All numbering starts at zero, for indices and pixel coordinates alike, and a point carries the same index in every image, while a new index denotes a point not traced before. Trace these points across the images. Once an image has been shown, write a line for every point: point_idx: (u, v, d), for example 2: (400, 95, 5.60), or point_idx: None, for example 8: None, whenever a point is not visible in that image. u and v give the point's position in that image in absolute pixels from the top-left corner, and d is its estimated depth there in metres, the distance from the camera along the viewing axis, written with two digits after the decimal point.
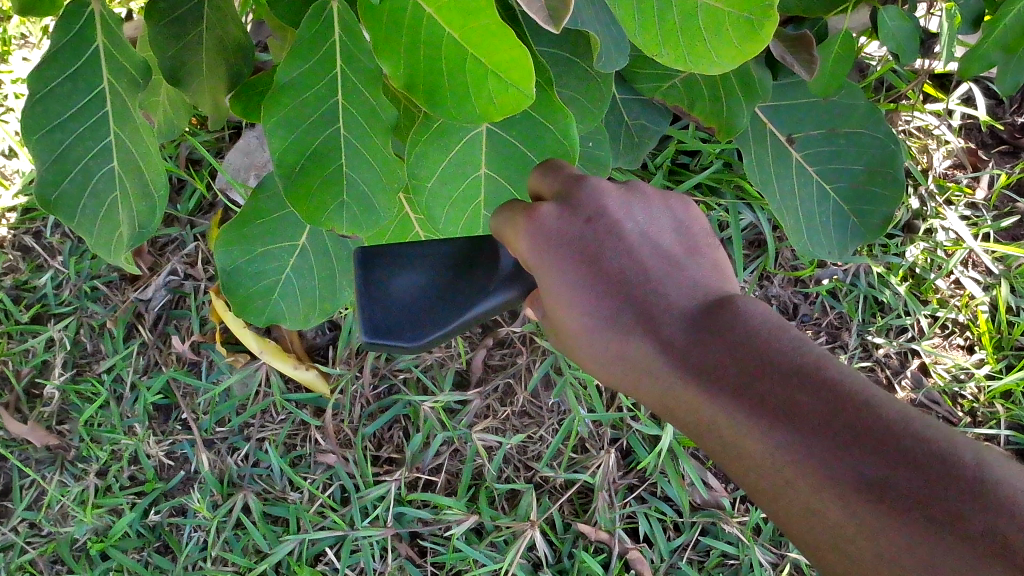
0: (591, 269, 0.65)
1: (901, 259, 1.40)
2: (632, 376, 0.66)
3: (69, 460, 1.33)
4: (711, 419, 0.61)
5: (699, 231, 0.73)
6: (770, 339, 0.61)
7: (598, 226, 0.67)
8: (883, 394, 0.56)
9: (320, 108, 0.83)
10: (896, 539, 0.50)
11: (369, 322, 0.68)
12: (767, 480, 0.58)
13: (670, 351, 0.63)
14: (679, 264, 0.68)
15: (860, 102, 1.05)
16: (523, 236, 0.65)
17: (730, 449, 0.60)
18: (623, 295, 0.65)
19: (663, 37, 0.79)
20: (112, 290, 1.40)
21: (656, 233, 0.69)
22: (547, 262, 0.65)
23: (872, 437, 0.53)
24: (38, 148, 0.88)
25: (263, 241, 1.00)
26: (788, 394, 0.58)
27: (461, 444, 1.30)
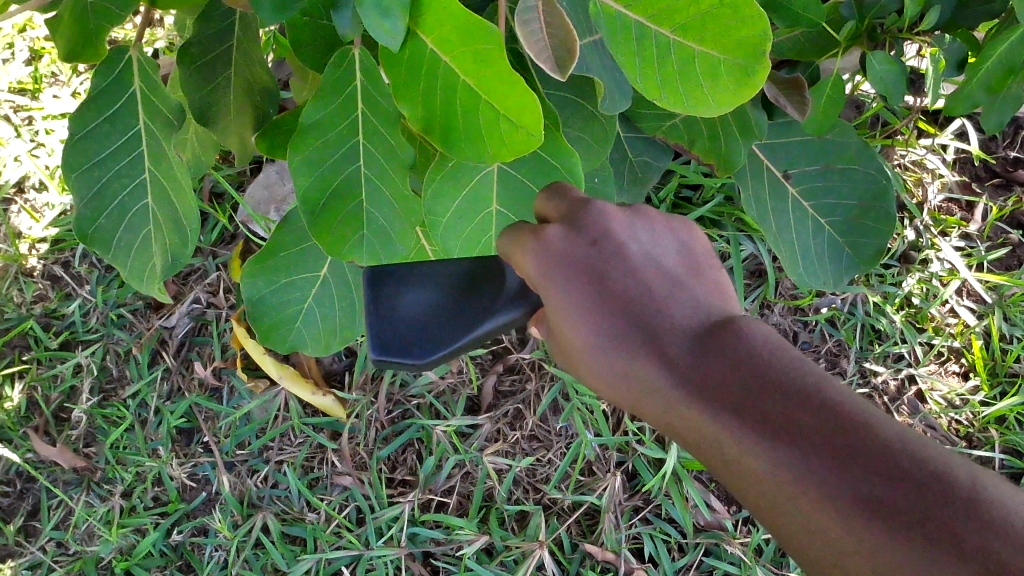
0: (592, 287, 0.66)
1: (898, 288, 1.44)
2: (632, 395, 0.66)
3: (95, 482, 1.38)
4: (710, 438, 0.61)
5: (703, 255, 0.73)
6: (772, 357, 0.61)
7: (601, 244, 0.68)
8: (882, 411, 0.57)
9: (342, 148, 0.89)
10: (901, 558, 0.51)
11: (377, 340, 0.67)
12: (767, 496, 0.59)
13: (672, 369, 0.64)
14: (680, 283, 0.69)
15: (852, 140, 1.10)
16: (533, 258, 0.67)
17: (730, 467, 0.61)
18: (625, 313, 0.66)
19: (663, 81, 0.85)
20: (137, 318, 1.46)
21: (657, 252, 0.70)
22: (550, 278, 0.66)
23: (873, 454, 0.54)
24: (76, 186, 0.93)
25: (287, 272, 1.06)
26: (788, 409, 0.58)
27: (472, 467, 1.35)
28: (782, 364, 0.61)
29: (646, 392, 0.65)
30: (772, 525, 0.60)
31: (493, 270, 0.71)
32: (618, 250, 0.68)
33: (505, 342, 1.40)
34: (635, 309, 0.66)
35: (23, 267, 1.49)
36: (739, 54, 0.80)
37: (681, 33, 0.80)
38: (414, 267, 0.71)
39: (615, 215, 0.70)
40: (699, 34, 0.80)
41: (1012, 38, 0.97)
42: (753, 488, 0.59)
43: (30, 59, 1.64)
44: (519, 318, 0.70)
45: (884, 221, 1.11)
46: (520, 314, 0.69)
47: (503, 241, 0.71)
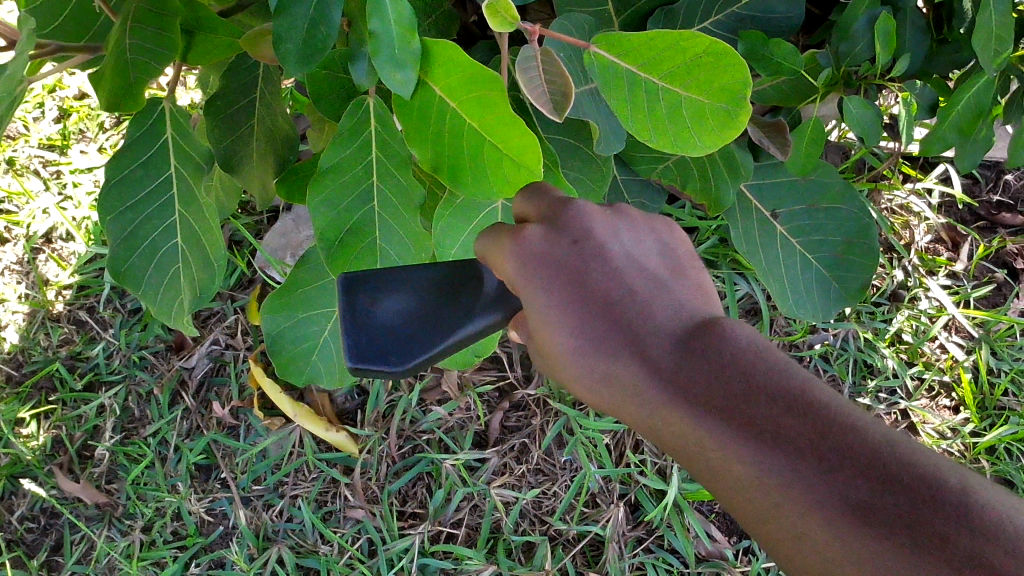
0: (578, 296, 0.72)
1: (887, 324, 1.51)
2: (619, 400, 0.71)
3: (116, 517, 1.43)
4: (697, 442, 0.66)
5: (683, 253, 0.81)
6: (755, 361, 0.66)
7: (583, 248, 0.75)
8: (864, 415, 0.61)
9: (358, 188, 0.96)
10: (888, 563, 0.55)
11: (353, 347, 0.73)
12: (753, 500, 0.63)
13: (657, 374, 0.69)
14: (663, 286, 0.75)
15: (834, 181, 1.18)
16: (511, 258, 0.74)
17: (713, 468, 0.65)
18: (613, 322, 0.72)
19: (652, 125, 0.92)
20: (159, 360, 1.52)
21: (638, 254, 0.77)
22: (532, 281, 0.73)
23: (858, 460, 0.58)
24: (112, 227, 1.00)
25: (304, 308, 1.12)
26: (772, 417, 0.63)
27: (480, 499, 1.40)
28: (766, 371, 0.65)
29: (636, 402, 0.70)
30: (756, 527, 0.64)
31: (470, 275, 0.77)
32: (601, 254, 0.75)
33: (509, 379, 1.47)
34: (621, 316, 0.72)
35: (50, 312, 1.56)
36: (721, 100, 0.87)
37: (669, 79, 0.88)
38: (388, 272, 0.76)
39: (598, 219, 0.77)
40: (685, 80, 0.88)
41: (979, 83, 1.04)
42: (737, 490, 0.64)
43: (59, 117, 1.74)
44: (498, 321, 0.76)
45: (868, 256, 1.18)
46: (501, 318, 0.76)
47: (483, 241, 0.78)
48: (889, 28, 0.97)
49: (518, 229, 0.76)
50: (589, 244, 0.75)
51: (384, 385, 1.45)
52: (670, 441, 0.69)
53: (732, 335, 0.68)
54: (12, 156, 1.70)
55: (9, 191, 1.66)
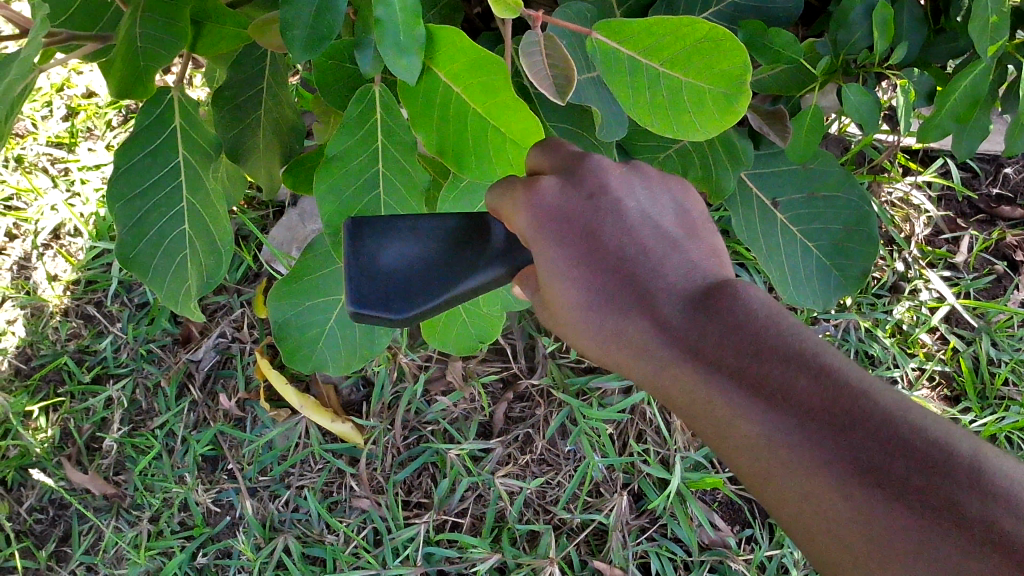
0: (592, 254, 0.74)
1: (888, 315, 1.52)
2: (628, 355, 0.74)
3: (124, 507, 1.45)
4: (707, 398, 0.69)
5: (698, 215, 0.82)
6: (768, 324, 0.68)
7: (598, 203, 0.76)
8: (876, 380, 0.63)
9: (363, 176, 0.98)
10: (895, 525, 0.57)
11: (356, 292, 0.74)
12: (760, 457, 0.65)
13: (669, 334, 0.71)
14: (678, 246, 0.77)
15: (834, 169, 1.19)
16: (524, 212, 0.75)
17: (721, 423, 0.68)
18: (625, 282, 0.74)
19: (654, 110, 0.94)
20: (166, 353, 1.54)
21: (655, 212, 0.78)
22: (543, 237, 0.74)
23: (869, 423, 0.60)
24: (120, 215, 1.02)
25: (310, 295, 1.14)
26: (784, 377, 0.65)
27: (485, 489, 1.41)
28: (781, 334, 0.67)
29: (648, 361, 0.72)
30: (760, 483, 0.67)
31: (477, 228, 0.79)
32: (616, 210, 0.76)
33: (513, 370, 1.48)
34: (635, 276, 0.74)
35: (59, 307, 1.57)
36: (722, 84, 0.88)
37: (670, 65, 0.89)
38: (396, 220, 0.77)
39: (613, 174, 0.78)
40: (685, 66, 0.89)
41: (974, 72, 1.05)
42: (743, 445, 0.66)
43: (67, 115, 1.75)
44: (499, 276, 0.79)
45: (868, 244, 1.19)
46: (503, 273, 0.79)
47: (493, 194, 0.79)
48: (885, 18, 0.98)
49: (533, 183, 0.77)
50: (605, 200, 0.76)
51: (389, 376, 1.47)
52: (678, 397, 0.72)
53: (746, 300, 0.70)
54: (21, 154, 1.71)
55: (18, 188, 1.68)
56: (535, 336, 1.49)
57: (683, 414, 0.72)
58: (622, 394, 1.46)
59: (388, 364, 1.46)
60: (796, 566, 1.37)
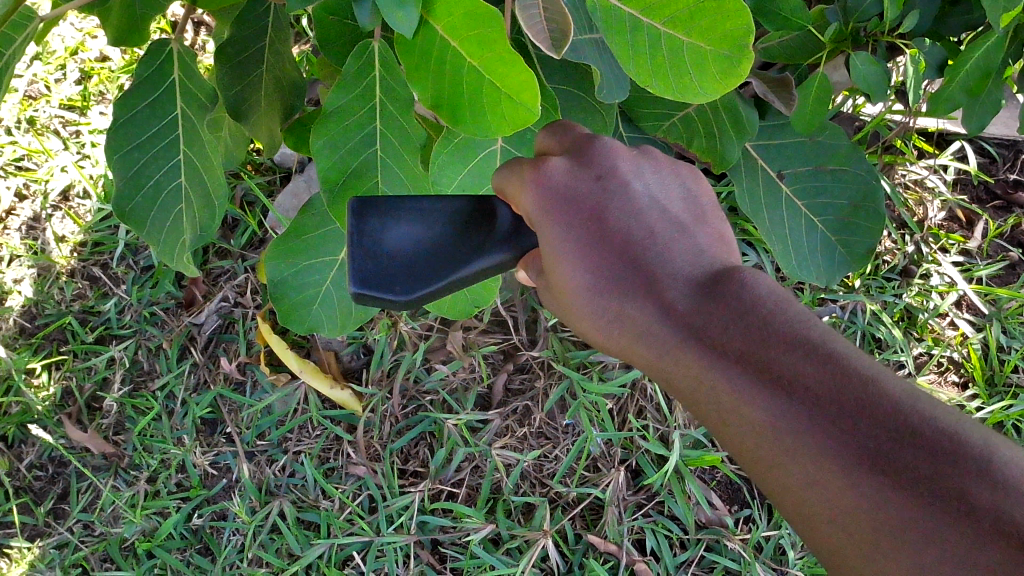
0: (598, 232, 0.72)
1: (897, 298, 1.49)
2: (629, 340, 0.72)
3: (122, 467, 1.45)
4: (712, 385, 0.66)
5: (707, 205, 0.78)
6: (776, 311, 0.66)
7: (606, 182, 0.74)
8: (884, 370, 0.61)
9: (360, 133, 0.95)
10: (904, 515, 0.54)
11: (357, 271, 0.71)
12: (764, 448, 0.63)
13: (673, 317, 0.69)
14: (687, 231, 0.74)
15: (843, 143, 1.17)
16: (531, 191, 0.73)
17: (723, 411, 0.66)
18: (631, 262, 0.71)
19: (653, 70, 0.85)
20: (169, 315, 1.54)
21: (665, 198, 0.75)
22: (548, 213, 0.72)
23: (878, 412, 0.58)
24: (118, 166, 1.01)
25: (307, 256, 1.13)
26: (791, 363, 0.63)
27: (481, 460, 1.40)
28: (788, 321, 0.65)
29: (652, 346, 0.70)
30: (760, 475, 0.64)
31: (485, 211, 0.75)
32: (624, 194, 0.74)
33: (514, 341, 1.47)
34: (640, 256, 0.72)
35: (65, 267, 1.57)
36: (723, 45, 0.80)
37: (670, 25, 0.80)
38: (403, 201, 0.75)
39: (623, 157, 0.76)
40: (687, 27, 0.80)
41: (987, 43, 1.02)
42: (746, 433, 0.64)
43: (80, 78, 1.75)
44: (506, 261, 0.76)
45: (874, 220, 1.17)
46: (510, 257, 0.75)
47: (500, 176, 0.77)
48: None
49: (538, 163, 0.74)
50: (612, 182, 0.74)
51: (389, 344, 1.46)
52: (679, 385, 0.70)
53: (753, 284, 0.68)
54: (33, 115, 1.71)
55: (29, 149, 1.67)
56: (538, 309, 1.47)
57: (684, 403, 0.70)
58: (623, 369, 1.45)
59: (388, 332, 1.46)
60: (794, 549, 1.35)
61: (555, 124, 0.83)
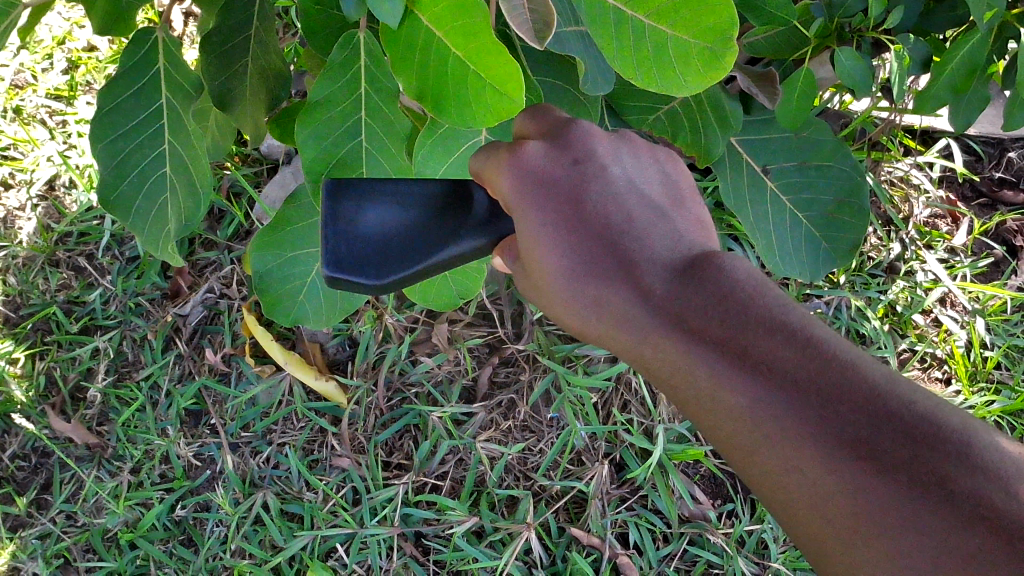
0: (577, 217, 0.71)
1: (882, 295, 1.50)
2: (608, 325, 0.72)
3: (106, 458, 1.44)
4: (690, 371, 0.66)
5: (684, 185, 0.80)
6: (754, 296, 0.67)
7: (584, 167, 0.73)
8: (861, 356, 0.62)
9: (347, 123, 0.95)
10: (884, 500, 0.55)
11: (331, 254, 0.70)
12: (742, 432, 0.64)
13: (653, 302, 0.69)
14: (665, 216, 0.74)
15: (828, 139, 1.17)
16: (508, 174, 0.72)
17: (701, 396, 0.66)
18: (611, 247, 0.71)
19: (638, 63, 0.84)
20: (154, 306, 1.53)
21: (641, 180, 0.76)
22: (526, 199, 0.70)
23: (856, 398, 0.59)
24: (102, 156, 1.01)
25: (291, 247, 1.13)
26: (770, 349, 0.63)
27: (466, 453, 1.41)
28: (768, 306, 0.66)
29: (630, 331, 0.70)
30: (736, 458, 0.65)
31: (462, 196, 0.75)
32: (602, 178, 0.73)
33: (500, 335, 1.46)
34: (620, 242, 0.71)
35: (49, 257, 1.56)
36: (708, 39, 0.80)
37: (654, 18, 0.80)
38: (377, 184, 0.73)
39: (600, 140, 0.75)
40: (671, 19, 0.80)
41: (971, 43, 1.04)
42: (725, 417, 0.64)
43: (67, 67, 1.74)
44: (481, 247, 0.76)
45: (859, 217, 1.17)
46: (487, 243, 0.75)
47: (475, 159, 0.77)
48: None
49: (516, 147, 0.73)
50: (591, 167, 0.74)
51: (374, 336, 1.46)
52: (657, 370, 0.70)
53: (732, 270, 0.68)
54: (19, 104, 1.69)
55: (14, 138, 1.66)
56: (523, 303, 1.47)
57: (662, 388, 0.70)
58: (608, 363, 1.45)
59: (374, 325, 1.46)
60: (776, 542, 1.36)
61: (534, 107, 0.84)
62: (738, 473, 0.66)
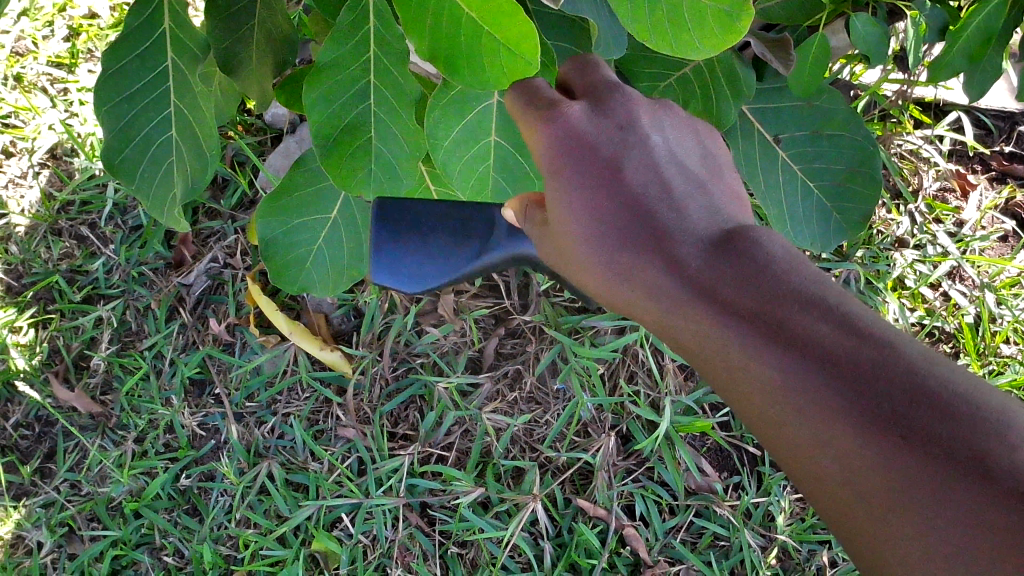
0: (611, 179, 0.78)
1: (891, 269, 1.48)
2: (641, 292, 0.77)
3: (110, 427, 1.44)
4: (727, 345, 0.67)
5: (721, 159, 0.86)
6: (793, 272, 0.66)
7: (623, 131, 0.81)
8: (900, 335, 0.61)
9: (354, 87, 0.94)
10: (909, 474, 0.54)
11: None
12: (775, 407, 0.63)
13: (683, 271, 0.72)
14: (701, 185, 0.80)
15: (840, 108, 1.15)
16: (546, 136, 0.80)
17: (737, 371, 0.67)
18: (641, 216, 0.77)
19: (651, 21, 0.80)
20: (158, 276, 1.52)
21: (681, 153, 0.82)
22: (563, 160, 0.79)
23: (891, 373, 0.57)
24: (106, 119, 1.00)
25: (298, 214, 1.12)
26: (803, 323, 0.63)
27: (472, 424, 1.40)
28: (804, 282, 0.66)
29: (660, 300, 0.74)
30: (771, 437, 0.65)
31: None
32: (640, 146, 0.80)
33: (506, 306, 1.46)
34: (652, 211, 0.77)
35: (52, 226, 1.55)
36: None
37: None
38: None
39: (642, 107, 0.83)
40: None
41: (987, 9, 1.01)
42: (758, 393, 0.65)
43: (68, 35, 1.71)
44: None
45: (871, 186, 1.17)
46: None
47: (519, 99, 0.83)
48: None
49: (557, 104, 0.81)
50: (630, 132, 0.81)
51: (380, 306, 1.45)
52: (694, 345, 0.71)
53: (767, 244, 0.70)
54: (20, 72, 1.67)
55: (16, 106, 1.64)
56: (530, 273, 1.45)
57: (703, 365, 0.71)
58: (615, 334, 1.43)
59: (379, 295, 1.45)
60: (782, 514, 1.36)
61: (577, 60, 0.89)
62: (774, 455, 0.65)
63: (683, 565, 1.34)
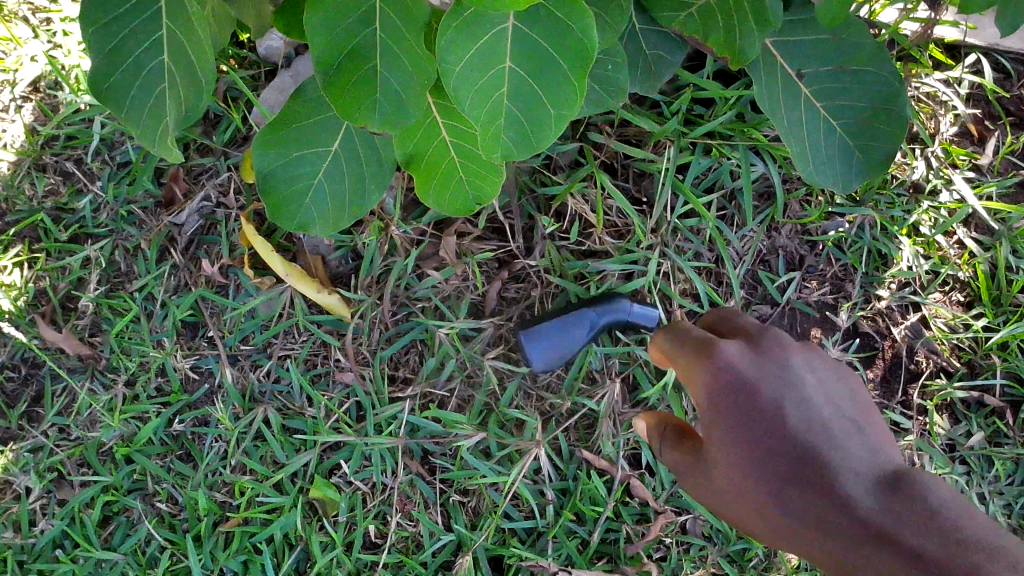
0: (778, 430, 1.00)
1: (907, 216, 1.43)
2: (803, 529, 0.98)
3: (99, 370, 1.39)
4: (868, 563, 0.94)
5: (862, 407, 1.07)
6: (932, 510, 0.95)
7: (773, 386, 1.03)
8: (1014, 550, 0.91)
9: (358, 10, 0.88)
10: None
11: None
12: (861, 571, 0.95)
13: (849, 507, 0.96)
14: (846, 431, 1.02)
15: (867, 42, 1.11)
16: (704, 374, 1.05)
17: (849, 567, 0.97)
18: (804, 454, 0.98)
19: None
20: (147, 215, 1.45)
21: (831, 407, 1.03)
22: (718, 401, 1.03)
23: (964, 567, 0.89)
24: (93, 43, 0.94)
25: (298, 146, 1.07)
26: (931, 546, 0.91)
27: (474, 370, 1.36)
28: (943, 521, 0.94)
29: (793, 523, 0.99)
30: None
31: None
32: (794, 400, 1.02)
33: (510, 249, 1.40)
34: (815, 456, 0.98)
35: (36, 161, 1.46)
36: None
37: None
38: None
39: (800, 366, 1.06)
40: None
41: None
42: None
43: None
44: None
45: (896, 125, 1.12)
46: None
47: (677, 350, 1.11)
48: None
49: (710, 344, 1.08)
50: (787, 377, 1.04)
51: (380, 248, 1.39)
52: (838, 561, 0.97)
53: (930, 489, 0.97)
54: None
55: None
56: (535, 216, 1.39)
57: (822, 568, 1.00)
58: (622, 281, 1.38)
59: (379, 236, 1.38)
60: None
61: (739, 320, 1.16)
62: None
63: (689, 515, 1.31)
